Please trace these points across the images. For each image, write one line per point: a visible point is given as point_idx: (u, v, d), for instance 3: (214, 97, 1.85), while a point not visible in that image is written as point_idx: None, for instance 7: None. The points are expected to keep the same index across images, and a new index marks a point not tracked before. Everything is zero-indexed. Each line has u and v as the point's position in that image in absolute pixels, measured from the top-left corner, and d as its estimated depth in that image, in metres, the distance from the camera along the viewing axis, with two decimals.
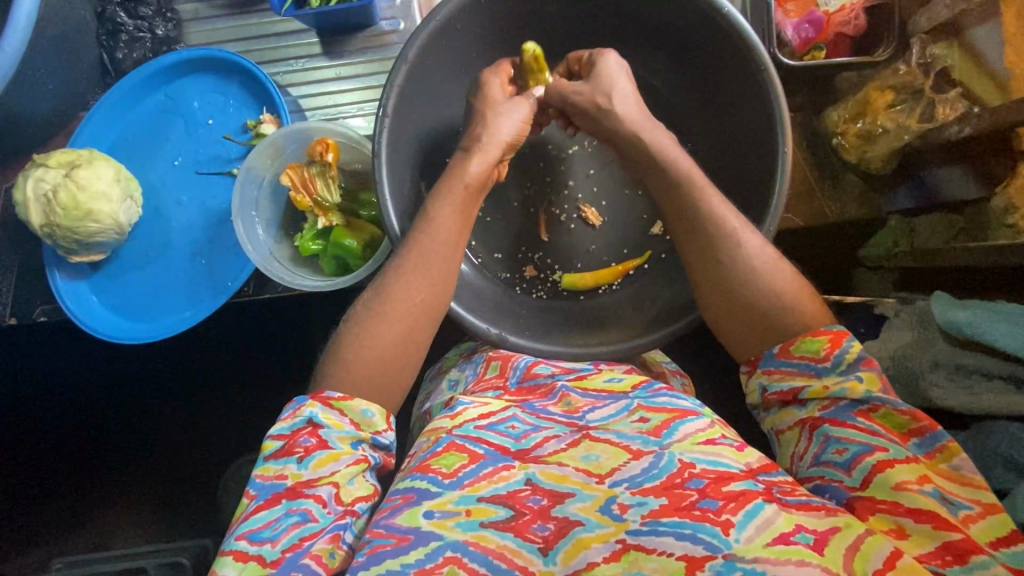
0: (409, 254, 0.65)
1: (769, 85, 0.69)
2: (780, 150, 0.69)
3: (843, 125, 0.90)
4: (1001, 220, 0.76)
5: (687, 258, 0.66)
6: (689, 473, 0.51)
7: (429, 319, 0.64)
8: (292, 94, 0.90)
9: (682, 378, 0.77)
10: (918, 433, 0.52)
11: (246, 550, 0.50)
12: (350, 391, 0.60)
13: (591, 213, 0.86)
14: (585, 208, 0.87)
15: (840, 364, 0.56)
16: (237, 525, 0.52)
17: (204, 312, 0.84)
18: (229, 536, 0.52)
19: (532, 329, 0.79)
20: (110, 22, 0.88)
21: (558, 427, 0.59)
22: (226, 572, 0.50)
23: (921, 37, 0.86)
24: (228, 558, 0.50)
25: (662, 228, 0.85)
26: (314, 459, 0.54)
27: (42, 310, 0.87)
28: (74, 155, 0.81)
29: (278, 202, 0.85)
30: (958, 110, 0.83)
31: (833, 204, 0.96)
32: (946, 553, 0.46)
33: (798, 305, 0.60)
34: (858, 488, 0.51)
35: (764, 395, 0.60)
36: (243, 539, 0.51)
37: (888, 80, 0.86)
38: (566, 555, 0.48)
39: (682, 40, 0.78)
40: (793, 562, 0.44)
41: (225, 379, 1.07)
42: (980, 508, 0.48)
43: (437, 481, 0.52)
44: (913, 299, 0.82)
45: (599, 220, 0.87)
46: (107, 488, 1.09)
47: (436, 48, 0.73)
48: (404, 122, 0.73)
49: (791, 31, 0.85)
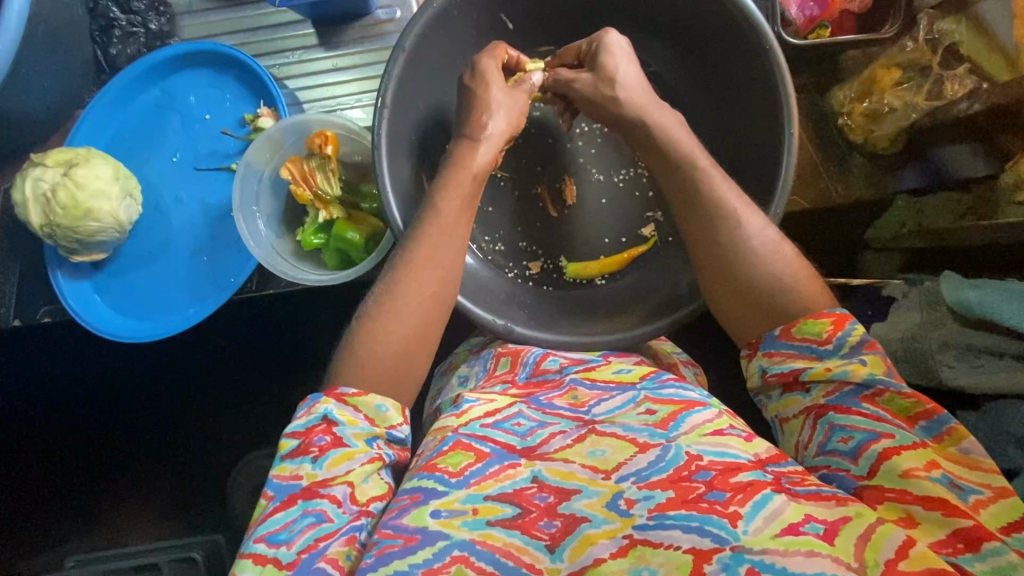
0: (423, 247, 0.65)
1: (776, 67, 0.68)
2: (786, 132, 0.68)
3: (849, 105, 0.89)
4: (1010, 196, 0.76)
5: (695, 247, 0.65)
6: (696, 465, 0.51)
7: (433, 309, 0.64)
8: (288, 87, 0.89)
9: (693, 368, 0.76)
10: (924, 417, 0.51)
11: (264, 553, 0.50)
12: (373, 389, 0.59)
13: (570, 190, 0.86)
14: (565, 182, 0.86)
15: (842, 347, 0.55)
16: (255, 528, 0.52)
17: (209, 308, 0.83)
18: (248, 538, 0.52)
19: (537, 321, 0.78)
20: (103, 18, 0.87)
21: (564, 423, 0.58)
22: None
23: (930, 13, 0.83)
24: (246, 562, 0.50)
25: (653, 229, 0.85)
26: (329, 458, 0.54)
27: (46, 311, 0.87)
28: (71, 154, 0.80)
29: (278, 197, 0.84)
30: (966, 86, 0.83)
31: (839, 186, 0.94)
32: (958, 541, 0.46)
33: (806, 285, 0.60)
34: (864, 477, 0.50)
35: (764, 378, 0.59)
36: (262, 541, 0.51)
37: (896, 56, 0.85)
38: (573, 552, 0.47)
39: (681, 23, 0.77)
40: (802, 553, 0.44)
41: (231, 374, 1.07)
42: (990, 493, 0.48)
43: (444, 480, 0.52)
44: (922, 280, 0.82)
45: (570, 199, 0.86)
46: (122, 483, 1.09)
47: (433, 35, 0.72)
48: (402, 113, 0.72)
49: (795, 9, 0.84)
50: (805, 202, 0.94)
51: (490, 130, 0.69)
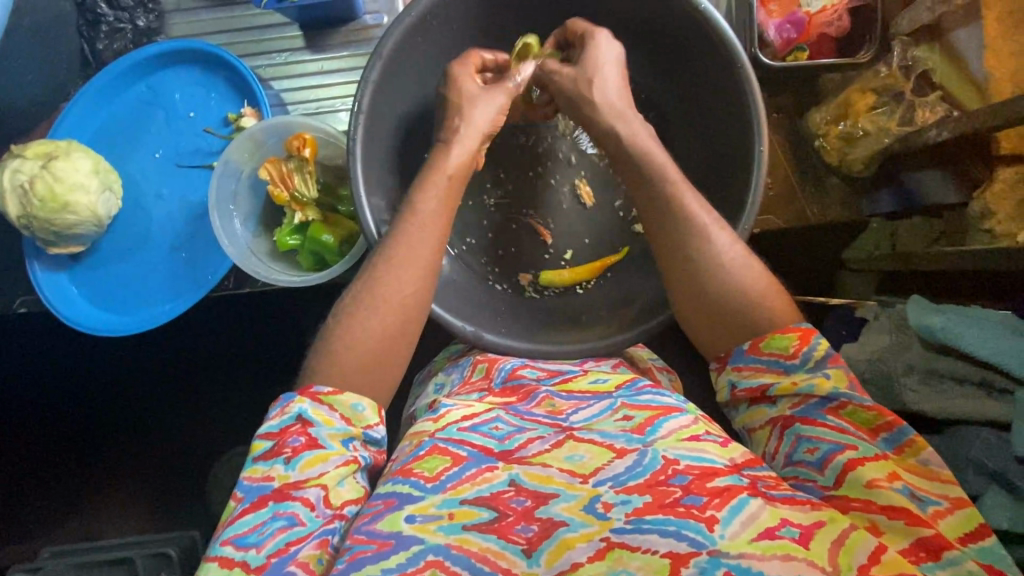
0: (401, 247, 0.65)
1: (749, 89, 0.69)
2: (756, 149, 0.69)
3: (825, 127, 0.91)
4: (978, 225, 0.79)
5: (662, 256, 0.65)
6: (673, 470, 0.51)
7: (407, 309, 0.64)
8: (274, 88, 0.90)
9: (668, 375, 0.76)
10: (884, 429, 0.53)
11: (231, 556, 0.51)
12: (337, 387, 0.60)
13: (585, 193, 0.87)
14: (578, 183, 0.87)
15: (808, 361, 0.56)
16: (222, 530, 0.53)
17: (185, 304, 0.84)
18: (214, 541, 0.53)
19: (513, 329, 0.77)
20: (90, 13, 0.88)
21: (541, 428, 0.58)
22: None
23: (903, 40, 0.87)
24: (212, 564, 0.51)
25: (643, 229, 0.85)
26: (301, 460, 0.55)
27: (22, 301, 0.88)
28: (51, 146, 0.81)
29: (257, 196, 0.85)
30: (937, 113, 0.84)
31: (814, 206, 0.96)
32: (920, 550, 0.47)
33: (768, 301, 0.61)
34: (831, 488, 0.51)
35: (732, 392, 0.60)
36: (228, 544, 0.51)
37: (871, 81, 0.87)
38: (550, 557, 0.47)
39: (663, 40, 0.78)
40: (778, 557, 0.45)
41: (208, 375, 1.07)
42: (948, 503, 0.49)
43: (420, 485, 0.52)
44: (894, 302, 0.82)
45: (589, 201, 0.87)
46: (93, 480, 1.09)
47: (412, 43, 0.73)
48: (378, 118, 0.73)
49: (772, 32, 0.84)
50: (780, 220, 0.96)
51: (461, 134, 0.70)
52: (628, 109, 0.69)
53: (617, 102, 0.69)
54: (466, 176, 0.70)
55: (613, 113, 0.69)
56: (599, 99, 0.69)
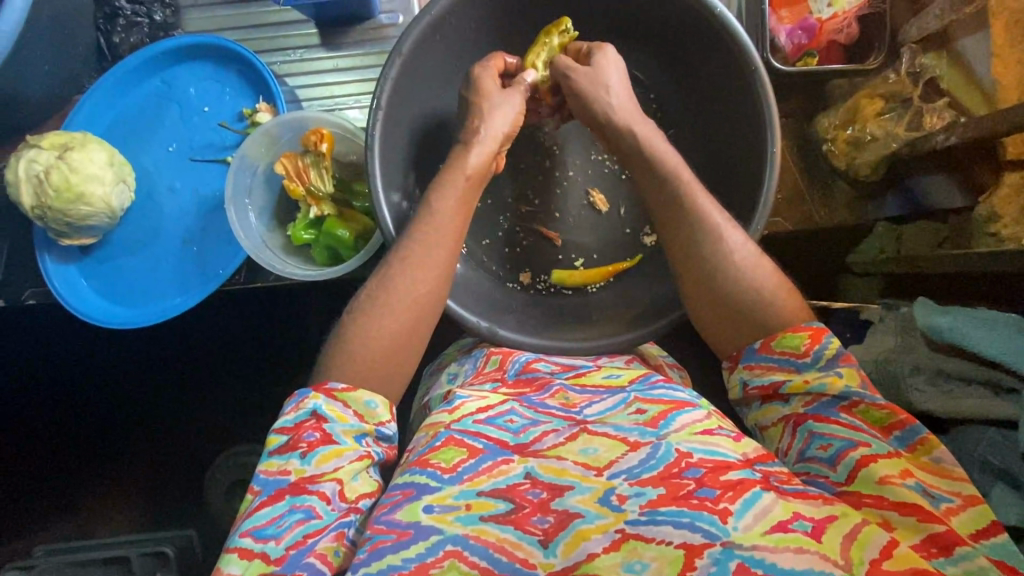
0: (416, 245, 0.66)
1: (761, 91, 0.70)
2: (769, 150, 0.70)
3: (833, 131, 0.93)
4: (984, 228, 0.81)
5: (675, 254, 0.66)
6: (686, 463, 0.52)
7: (425, 304, 0.65)
8: (288, 84, 0.90)
9: (679, 371, 0.77)
10: (897, 427, 0.54)
11: (250, 548, 0.51)
12: (353, 380, 0.61)
13: (598, 199, 0.87)
14: (592, 193, 0.87)
15: (820, 359, 0.58)
16: (240, 523, 0.53)
17: (194, 299, 0.84)
18: (233, 533, 0.53)
19: (525, 326, 0.78)
20: (108, 6, 0.88)
21: (556, 421, 0.59)
22: (230, 569, 0.51)
23: (911, 47, 0.89)
24: (231, 556, 0.51)
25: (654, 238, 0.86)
26: (317, 455, 0.55)
27: (31, 293, 0.87)
28: (66, 138, 0.81)
29: (271, 190, 0.85)
30: (944, 119, 0.85)
31: (823, 210, 0.98)
32: (931, 545, 0.47)
33: (780, 300, 0.62)
34: (843, 484, 0.52)
35: (745, 390, 0.62)
36: (247, 536, 0.52)
37: (879, 87, 0.89)
38: (566, 548, 0.48)
39: (676, 44, 0.79)
40: (790, 550, 0.46)
41: (213, 371, 1.07)
42: (961, 501, 0.50)
43: (436, 476, 0.53)
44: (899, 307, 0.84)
45: (604, 207, 0.87)
46: (95, 477, 1.09)
47: (430, 42, 0.74)
48: (395, 116, 0.74)
49: (784, 37, 0.86)
50: (789, 223, 0.98)
51: (482, 134, 0.70)
52: (636, 113, 0.71)
53: (622, 109, 0.70)
54: (483, 180, 0.71)
55: (625, 117, 0.70)
56: (611, 101, 0.71)
